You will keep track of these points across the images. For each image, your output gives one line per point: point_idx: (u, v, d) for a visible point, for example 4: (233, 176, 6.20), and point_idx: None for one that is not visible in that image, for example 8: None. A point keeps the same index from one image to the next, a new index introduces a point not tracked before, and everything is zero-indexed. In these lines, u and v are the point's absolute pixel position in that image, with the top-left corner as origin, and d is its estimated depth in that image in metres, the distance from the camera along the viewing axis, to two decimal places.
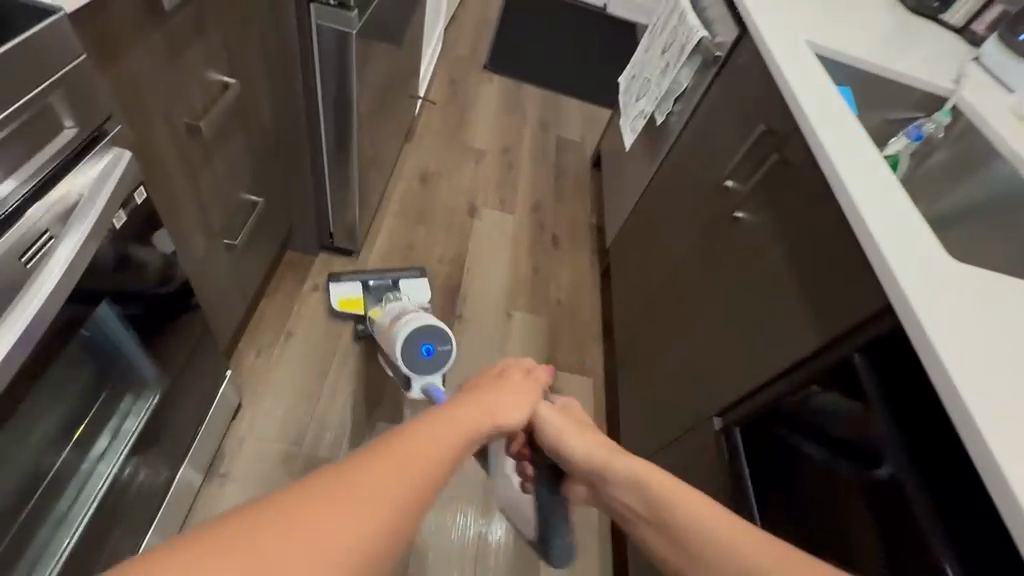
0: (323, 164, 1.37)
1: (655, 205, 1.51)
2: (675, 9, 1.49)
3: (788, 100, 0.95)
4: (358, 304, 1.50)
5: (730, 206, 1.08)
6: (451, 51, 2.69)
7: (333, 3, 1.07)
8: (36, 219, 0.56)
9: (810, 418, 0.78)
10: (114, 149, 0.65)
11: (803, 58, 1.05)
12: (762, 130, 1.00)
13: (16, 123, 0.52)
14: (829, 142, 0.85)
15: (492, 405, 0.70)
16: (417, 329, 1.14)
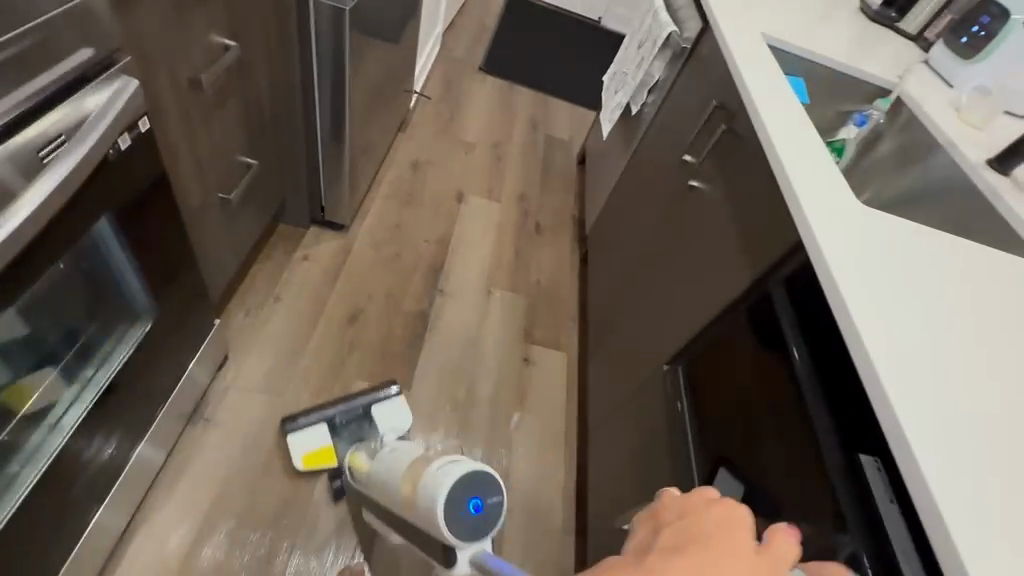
0: (316, 137, 1.46)
1: (628, 188, 1.61)
2: (651, 9, 1.61)
3: (737, 81, 1.06)
4: (327, 453, 1.28)
5: (687, 178, 1.17)
6: (448, 52, 2.82)
7: None
8: (53, 121, 0.64)
9: (736, 346, 0.87)
10: (123, 76, 0.74)
11: (754, 46, 1.16)
12: (716, 108, 1.11)
13: (41, 34, 0.60)
14: (766, 112, 0.95)
15: None
16: (456, 483, 0.74)
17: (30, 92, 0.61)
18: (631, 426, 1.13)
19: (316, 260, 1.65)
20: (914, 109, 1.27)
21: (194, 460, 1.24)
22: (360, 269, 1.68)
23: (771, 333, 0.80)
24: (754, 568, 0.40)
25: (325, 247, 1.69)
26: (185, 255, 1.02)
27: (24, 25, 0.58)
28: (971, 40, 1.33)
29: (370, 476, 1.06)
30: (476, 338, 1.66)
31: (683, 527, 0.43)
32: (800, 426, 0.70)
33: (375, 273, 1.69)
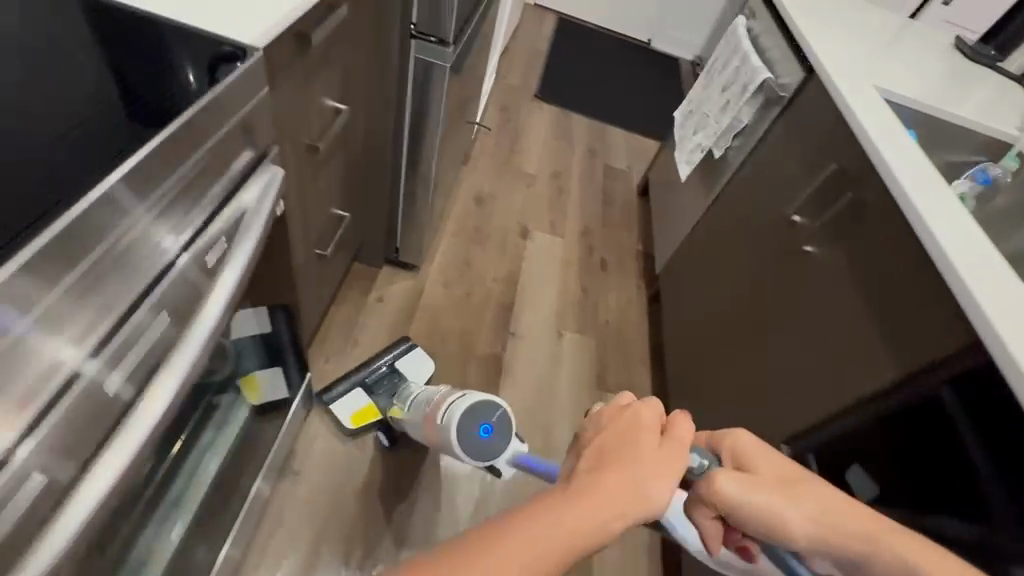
0: (400, 182, 1.46)
1: (710, 234, 1.55)
2: (737, 51, 1.57)
3: (862, 142, 1.00)
4: (370, 411, 1.37)
5: (796, 240, 1.12)
6: (504, 80, 2.82)
7: (432, 39, 1.15)
8: (218, 226, 0.64)
9: (894, 446, 0.81)
10: (267, 170, 0.74)
11: (873, 103, 1.10)
12: (833, 170, 1.05)
13: (211, 145, 0.62)
14: (906, 182, 0.89)
15: (628, 491, 0.45)
16: (465, 412, 0.93)
17: (199, 204, 0.62)
18: None
19: (391, 302, 1.64)
20: None
21: (283, 517, 1.23)
22: (433, 310, 1.68)
23: (946, 445, 0.74)
24: (657, 456, 0.48)
25: (398, 288, 1.69)
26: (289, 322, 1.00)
27: (200, 144, 0.60)
28: None
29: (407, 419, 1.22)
30: (550, 385, 1.62)
31: (608, 434, 0.51)
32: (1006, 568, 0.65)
33: (447, 314, 1.68)
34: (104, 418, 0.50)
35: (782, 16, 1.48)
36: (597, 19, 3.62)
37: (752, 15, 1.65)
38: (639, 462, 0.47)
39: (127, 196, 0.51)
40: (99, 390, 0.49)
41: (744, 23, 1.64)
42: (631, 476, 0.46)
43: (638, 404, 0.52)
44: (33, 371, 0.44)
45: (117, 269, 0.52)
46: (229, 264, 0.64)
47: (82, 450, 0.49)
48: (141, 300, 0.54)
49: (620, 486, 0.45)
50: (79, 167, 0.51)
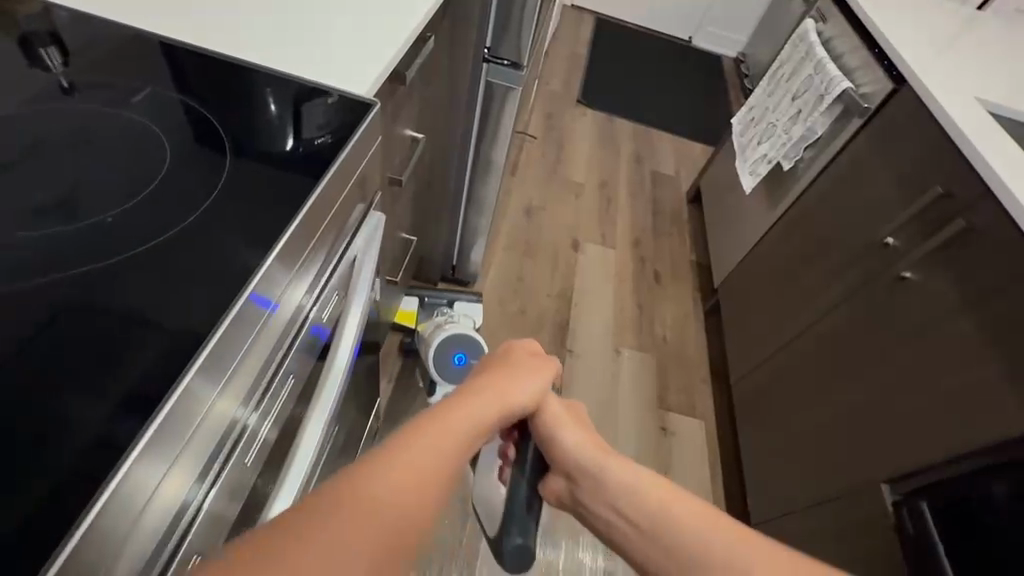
0: (461, 203, 1.44)
1: (780, 249, 1.49)
2: (808, 58, 1.49)
3: (976, 163, 0.92)
4: (411, 317, 1.49)
5: (891, 265, 1.06)
6: (545, 86, 2.78)
7: (506, 62, 1.13)
8: (334, 279, 0.65)
9: None
10: (372, 216, 0.75)
11: (978, 117, 1.03)
12: (938, 194, 0.98)
13: (340, 202, 0.64)
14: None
15: (502, 382, 0.62)
16: (454, 337, 1.25)
17: (325, 259, 0.63)
18: (831, 542, 1.03)
19: None
20: None
21: None
22: (490, 329, 1.66)
23: None
24: (527, 365, 0.68)
25: None
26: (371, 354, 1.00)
27: (332, 207, 0.62)
28: None
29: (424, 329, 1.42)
30: (610, 404, 1.59)
31: (495, 359, 0.69)
32: None
33: (504, 333, 1.67)
34: (249, 461, 0.55)
35: (860, 21, 1.40)
36: (636, 19, 3.54)
37: (822, 19, 1.57)
38: (515, 369, 0.66)
39: (279, 266, 0.51)
40: (249, 441, 0.53)
41: (814, 28, 1.57)
42: (496, 389, 0.60)
43: (517, 344, 0.72)
44: (207, 440, 0.46)
45: (268, 334, 0.53)
46: (351, 305, 0.65)
47: (235, 493, 0.53)
48: (280, 354, 0.57)
49: (491, 398, 0.58)
50: (232, 230, 0.51)
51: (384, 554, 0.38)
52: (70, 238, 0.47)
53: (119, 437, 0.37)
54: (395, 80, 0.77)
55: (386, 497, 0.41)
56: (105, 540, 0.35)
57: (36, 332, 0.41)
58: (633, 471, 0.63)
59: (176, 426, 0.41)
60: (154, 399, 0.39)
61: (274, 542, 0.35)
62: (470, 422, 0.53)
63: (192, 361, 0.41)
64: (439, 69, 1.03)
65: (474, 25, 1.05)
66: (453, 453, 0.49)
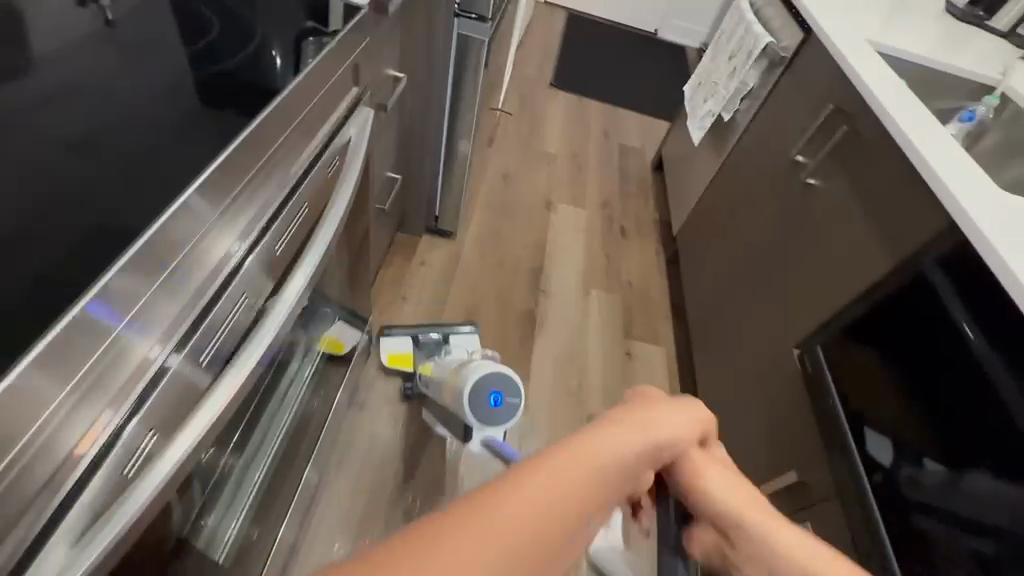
0: (440, 154, 1.62)
1: (723, 190, 1.70)
2: (741, 23, 1.71)
3: (856, 84, 1.14)
4: (408, 359, 1.54)
5: (801, 178, 1.26)
6: (520, 71, 2.99)
7: (473, 17, 1.32)
8: (345, 132, 0.88)
9: (889, 325, 0.93)
10: (365, 102, 0.99)
11: (864, 52, 1.25)
12: (831, 113, 1.19)
13: (340, 77, 0.86)
14: (894, 111, 1.03)
15: (649, 426, 0.42)
16: (486, 377, 1.16)
17: (338, 113, 0.86)
18: (760, 411, 1.21)
19: (432, 265, 1.81)
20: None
21: (353, 445, 1.40)
22: (471, 274, 1.84)
23: (935, 314, 0.86)
24: (675, 411, 0.45)
25: (438, 253, 1.85)
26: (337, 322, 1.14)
27: (336, 74, 0.84)
28: None
29: (433, 377, 1.39)
30: (580, 335, 1.77)
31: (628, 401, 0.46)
32: (991, 404, 0.76)
33: (484, 278, 1.84)
34: (230, 337, 0.62)
35: None
36: (604, 13, 3.78)
37: None
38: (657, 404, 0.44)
39: (279, 120, 0.68)
40: (234, 305, 0.61)
41: None
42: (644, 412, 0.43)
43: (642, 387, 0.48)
44: (190, 287, 0.55)
45: (265, 188, 0.67)
46: (349, 157, 0.88)
47: (211, 366, 0.59)
48: (279, 208, 0.70)
49: (644, 418, 0.42)
50: (258, 90, 0.68)
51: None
52: (130, 87, 0.63)
53: (124, 240, 0.48)
54: (379, 13, 0.96)
55: (479, 547, 0.28)
56: (61, 360, 0.41)
57: (113, 135, 0.56)
58: (813, 552, 0.40)
59: (145, 269, 0.49)
60: (143, 226, 0.49)
61: None
62: (619, 457, 0.37)
63: (187, 189, 0.53)
64: (415, 20, 1.22)
65: None
66: (568, 526, 0.32)
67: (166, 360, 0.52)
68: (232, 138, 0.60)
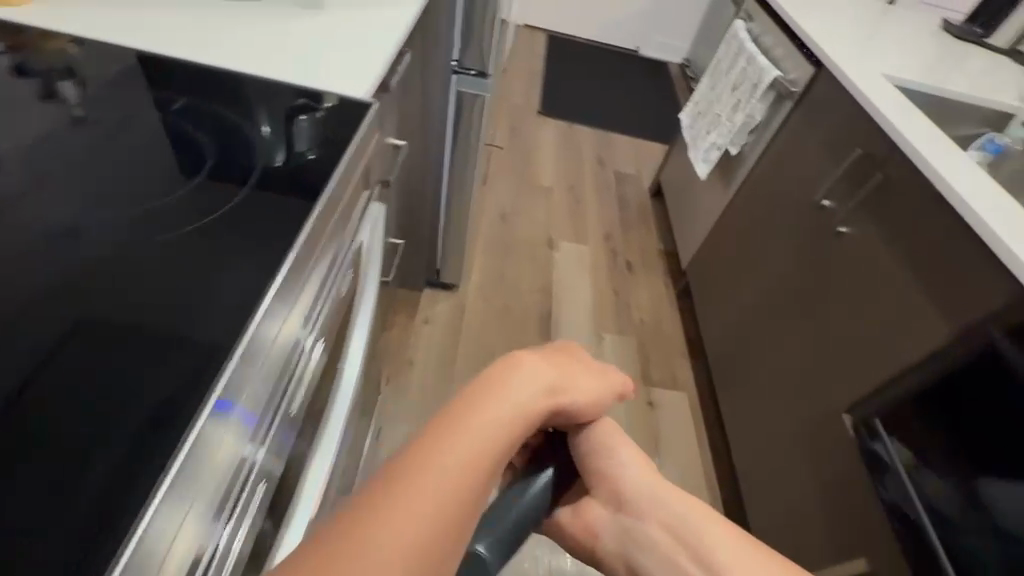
0: (440, 207, 1.54)
1: (735, 225, 1.64)
2: (741, 53, 1.66)
3: (883, 126, 1.08)
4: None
5: (828, 222, 1.20)
6: (507, 100, 2.93)
7: (473, 73, 1.23)
8: (362, 237, 0.79)
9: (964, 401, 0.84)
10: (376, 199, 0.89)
11: (884, 89, 1.18)
12: (858, 155, 1.13)
13: (359, 179, 0.76)
14: (933, 160, 0.96)
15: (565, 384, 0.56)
16: None
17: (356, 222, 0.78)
18: (804, 476, 1.15)
19: (436, 322, 1.72)
20: None
21: None
22: (478, 326, 1.75)
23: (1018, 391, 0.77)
24: (583, 375, 0.59)
25: (441, 307, 1.77)
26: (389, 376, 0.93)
27: (355, 178, 0.74)
28: None
29: None
30: None
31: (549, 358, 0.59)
32: None
33: (491, 329, 1.75)
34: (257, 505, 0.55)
35: (779, 18, 1.58)
36: (586, 32, 3.76)
37: (751, 18, 1.75)
38: (570, 369, 0.58)
39: (328, 211, 0.64)
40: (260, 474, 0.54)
41: (744, 26, 1.74)
42: (539, 362, 0.56)
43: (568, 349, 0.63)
44: (231, 459, 0.48)
45: (298, 321, 0.59)
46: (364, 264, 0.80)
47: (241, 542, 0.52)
48: (307, 338, 0.62)
49: (545, 367, 0.56)
50: (282, 182, 0.63)
51: (433, 561, 0.38)
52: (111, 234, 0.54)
53: (169, 441, 0.41)
54: (380, 91, 0.88)
55: (459, 461, 0.43)
56: (213, 427, 0.44)
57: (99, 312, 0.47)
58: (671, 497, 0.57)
59: (200, 453, 0.43)
60: (233, 338, 0.47)
61: (340, 542, 0.37)
62: (521, 401, 0.50)
63: (230, 364, 0.45)
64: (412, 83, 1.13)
65: (441, 42, 1.17)
66: (498, 448, 0.46)
67: (254, 455, 0.52)
68: (270, 282, 0.52)
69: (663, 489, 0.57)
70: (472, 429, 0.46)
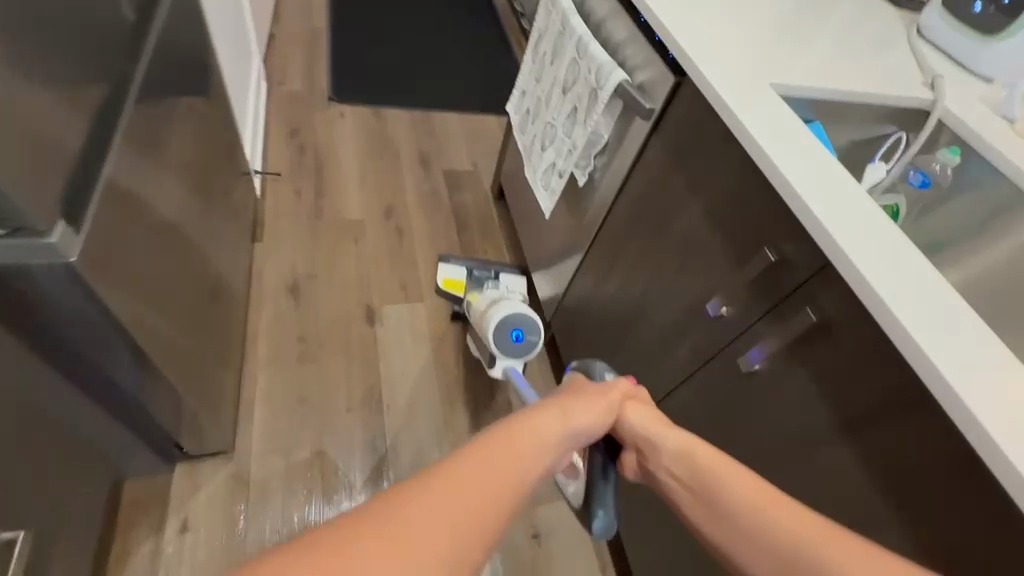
0: (124, 389, 0.89)
1: (598, 287, 1.19)
2: (566, 33, 1.11)
3: (801, 218, 0.65)
4: (461, 286, 1.54)
5: (731, 344, 0.78)
6: (281, 86, 2.11)
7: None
8: None
9: None
10: None
11: (791, 129, 0.74)
12: (771, 260, 0.69)
13: None
14: (904, 314, 0.56)
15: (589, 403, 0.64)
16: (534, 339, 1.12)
17: None
18: None
19: (202, 521, 1.13)
20: (966, 134, 0.94)
21: None
22: (274, 501, 1.18)
23: None
24: (603, 390, 0.68)
25: (207, 490, 1.16)
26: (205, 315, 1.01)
27: None
28: (988, 9, 1.03)
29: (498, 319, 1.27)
30: None
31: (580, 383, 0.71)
32: None
33: (297, 499, 1.20)
34: None
35: None
36: None
37: None
38: (593, 388, 0.68)
39: None
40: None
41: None
42: (573, 390, 0.68)
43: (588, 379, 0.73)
44: None
45: None
46: None
47: None
48: None
49: (566, 400, 0.64)
50: None
51: (473, 526, 0.45)
52: None
53: None
54: None
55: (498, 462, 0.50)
56: None
57: None
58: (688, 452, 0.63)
59: None
60: None
61: (393, 510, 0.43)
62: (549, 425, 0.58)
63: None
64: None
65: None
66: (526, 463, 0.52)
67: None
68: None
69: (669, 434, 0.65)
70: (538, 422, 0.57)
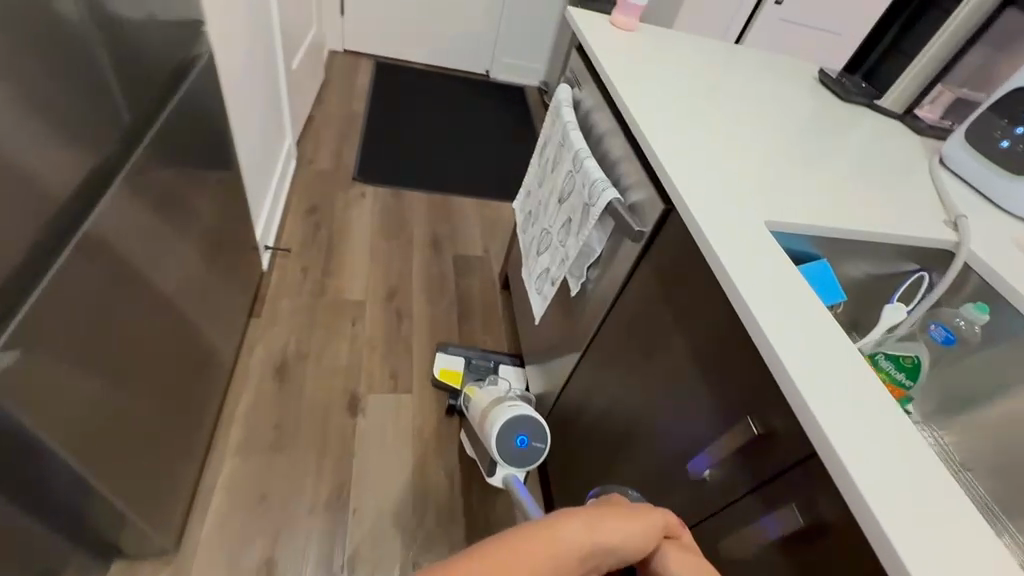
0: (50, 493, 0.83)
1: (586, 407, 1.10)
2: (566, 145, 1.10)
3: (778, 379, 0.60)
4: (457, 376, 1.55)
5: (721, 514, 0.71)
6: (309, 165, 2.22)
7: None
8: None
9: None
10: None
11: (780, 276, 0.69)
12: (755, 434, 0.64)
13: None
14: (895, 530, 0.49)
15: (628, 527, 0.49)
16: (514, 421, 1.18)
17: None
18: None
19: None
20: (992, 282, 0.83)
21: None
22: None
23: None
24: (649, 515, 0.53)
25: None
26: (265, 384, 1.45)
27: None
28: (1016, 146, 0.95)
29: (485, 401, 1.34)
30: None
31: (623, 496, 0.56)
32: None
33: None
34: None
35: (611, 95, 1.06)
36: (423, 57, 3.12)
37: (577, 83, 1.22)
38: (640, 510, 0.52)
39: None
40: None
41: (570, 99, 1.20)
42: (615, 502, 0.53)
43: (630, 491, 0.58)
44: None
45: None
46: None
47: None
48: None
49: (603, 510, 0.50)
50: None
51: None
52: None
53: None
54: None
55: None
56: None
57: None
58: None
59: None
60: None
61: None
62: (578, 547, 0.45)
63: None
64: None
65: None
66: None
67: None
68: None
69: None
70: (567, 537, 0.45)
